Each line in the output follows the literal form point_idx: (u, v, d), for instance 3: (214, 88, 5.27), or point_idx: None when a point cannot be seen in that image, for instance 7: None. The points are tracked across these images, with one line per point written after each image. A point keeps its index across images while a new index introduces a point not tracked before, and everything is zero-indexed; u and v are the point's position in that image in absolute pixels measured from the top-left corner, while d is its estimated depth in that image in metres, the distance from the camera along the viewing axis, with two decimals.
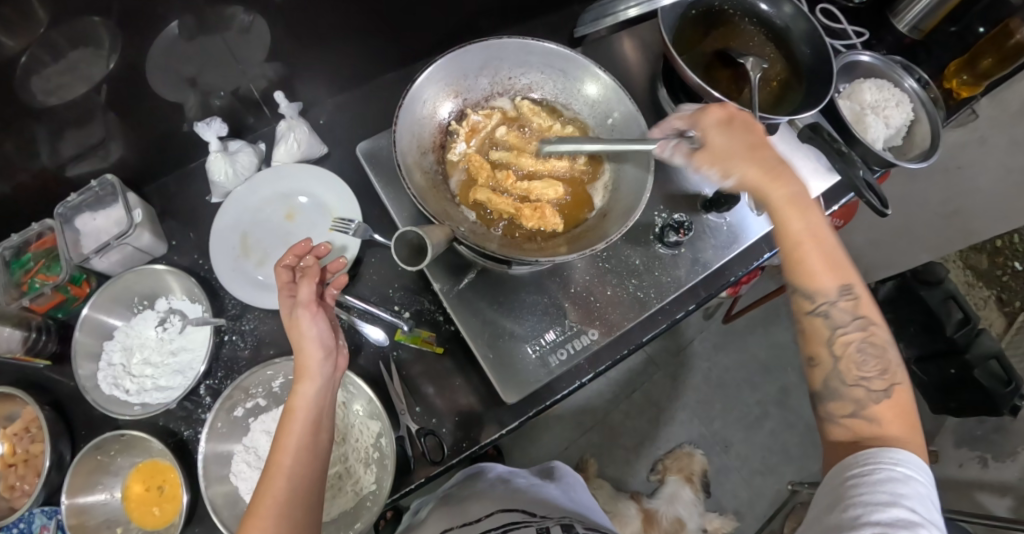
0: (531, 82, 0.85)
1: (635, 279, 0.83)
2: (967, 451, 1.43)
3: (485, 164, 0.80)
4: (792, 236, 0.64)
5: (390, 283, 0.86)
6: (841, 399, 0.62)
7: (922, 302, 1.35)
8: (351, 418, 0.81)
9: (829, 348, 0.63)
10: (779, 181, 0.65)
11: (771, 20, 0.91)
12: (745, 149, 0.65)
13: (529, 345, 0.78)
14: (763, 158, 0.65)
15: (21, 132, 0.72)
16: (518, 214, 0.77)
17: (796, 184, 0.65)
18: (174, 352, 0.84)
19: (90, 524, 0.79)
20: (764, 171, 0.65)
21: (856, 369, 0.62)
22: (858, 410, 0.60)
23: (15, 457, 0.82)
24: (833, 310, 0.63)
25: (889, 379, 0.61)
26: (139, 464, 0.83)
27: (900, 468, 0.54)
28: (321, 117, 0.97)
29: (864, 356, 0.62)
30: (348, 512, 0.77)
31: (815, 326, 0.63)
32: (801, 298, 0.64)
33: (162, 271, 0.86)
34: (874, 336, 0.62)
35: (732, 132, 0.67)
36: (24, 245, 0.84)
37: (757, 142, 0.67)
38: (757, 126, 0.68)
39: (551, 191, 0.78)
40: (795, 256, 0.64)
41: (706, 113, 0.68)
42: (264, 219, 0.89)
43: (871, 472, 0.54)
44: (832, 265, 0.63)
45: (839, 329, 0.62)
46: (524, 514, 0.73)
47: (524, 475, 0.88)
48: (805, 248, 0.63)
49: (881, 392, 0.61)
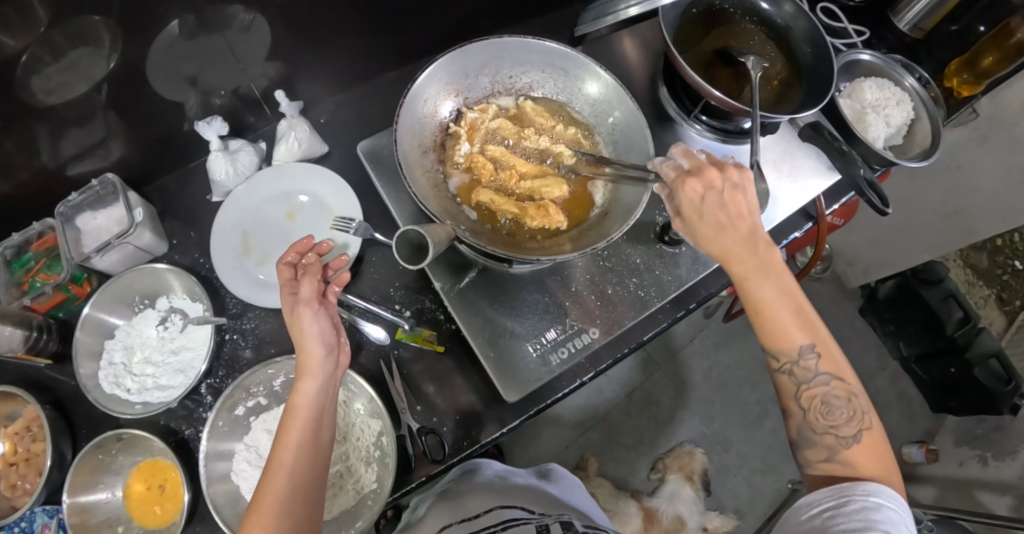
0: (531, 81, 0.85)
1: (635, 277, 0.83)
2: (967, 450, 1.42)
3: (488, 163, 0.80)
4: (758, 304, 0.62)
5: (391, 282, 0.86)
6: (815, 446, 0.62)
7: (922, 301, 1.41)
8: (352, 416, 0.81)
9: (797, 401, 0.64)
10: (743, 257, 0.62)
11: (771, 18, 0.91)
12: (715, 226, 0.62)
13: (530, 343, 0.79)
14: (732, 234, 0.62)
15: (22, 132, 0.72)
16: (522, 214, 0.78)
17: (764, 251, 0.62)
18: (175, 351, 0.85)
19: (91, 523, 0.79)
20: (734, 245, 0.62)
21: (824, 418, 0.62)
22: (832, 456, 0.61)
23: (15, 456, 0.82)
24: (797, 368, 0.62)
25: (859, 423, 0.61)
26: (139, 463, 0.83)
27: (872, 498, 0.56)
28: (322, 116, 0.97)
29: (831, 406, 0.62)
30: (348, 510, 0.77)
31: (782, 383, 0.64)
32: (768, 357, 0.64)
33: (162, 270, 0.86)
34: (839, 388, 0.62)
35: (707, 206, 0.62)
36: (26, 245, 0.84)
37: (733, 215, 0.62)
38: (737, 195, 0.62)
39: (555, 189, 0.78)
40: (761, 323, 0.63)
41: (682, 183, 0.63)
42: (264, 219, 0.89)
43: (845, 502, 0.56)
44: (800, 323, 0.62)
45: (804, 385, 0.63)
46: (524, 512, 0.73)
47: (522, 475, 0.89)
48: (770, 315, 0.62)
49: (852, 438, 0.61)
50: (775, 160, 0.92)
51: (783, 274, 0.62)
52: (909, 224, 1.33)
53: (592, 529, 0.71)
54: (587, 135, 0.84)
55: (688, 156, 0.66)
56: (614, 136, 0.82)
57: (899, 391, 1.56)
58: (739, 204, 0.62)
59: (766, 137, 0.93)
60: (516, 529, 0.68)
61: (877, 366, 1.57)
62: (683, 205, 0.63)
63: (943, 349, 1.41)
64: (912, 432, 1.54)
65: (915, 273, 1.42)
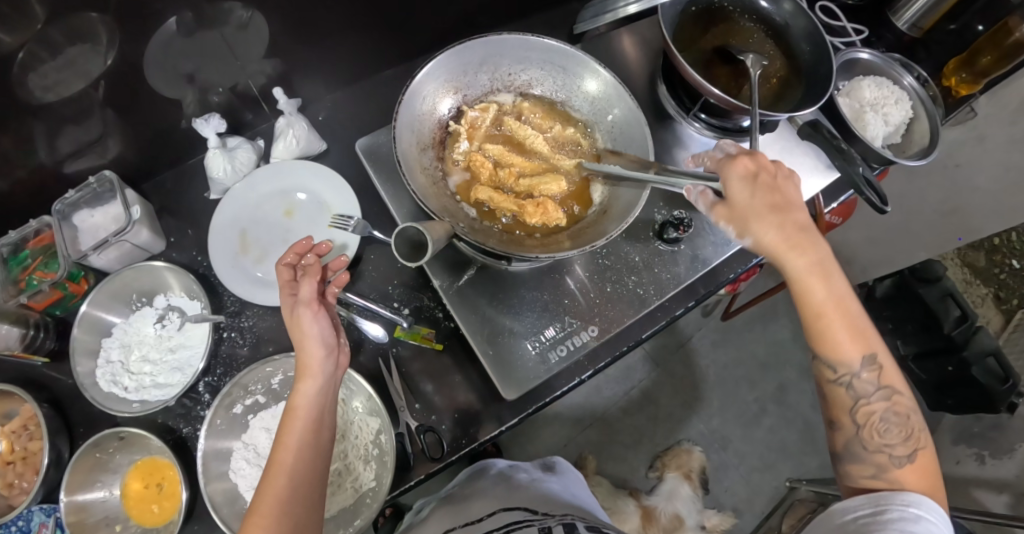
0: (530, 79, 0.84)
1: (634, 275, 0.83)
2: (965, 448, 1.43)
3: (487, 161, 0.80)
4: (813, 306, 0.63)
5: (390, 280, 0.86)
6: (863, 462, 0.63)
7: (920, 300, 1.41)
8: (351, 414, 0.81)
9: (851, 417, 0.64)
10: (802, 249, 0.63)
11: (771, 16, 0.91)
12: (772, 210, 0.62)
13: (529, 341, 0.78)
14: (785, 225, 0.63)
15: (19, 129, 0.72)
16: (521, 211, 0.77)
17: (820, 248, 0.63)
18: (173, 349, 0.84)
19: (89, 522, 0.78)
20: (786, 238, 0.63)
21: (879, 436, 0.63)
22: (879, 473, 0.62)
23: (13, 454, 0.82)
24: (856, 380, 0.63)
25: (912, 444, 0.62)
26: (138, 462, 0.83)
27: (912, 509, 0.57)
28: (320, 113, 0.97)
29: (887, 424, 0.63)
30: (348, 508, 0.77)
31: (838, 396, 0.64)
32: (825, 366, 0.64)
33: (161, 267, 0.86)
34: (898, 405, 0.63)
35: (759, 189, 0.63)
36: (22, 243, 0.83)
37: (784, 200, 0.63)
38: (784, 185, 0.64)
39: (554, 186, 0.78)
40: (817, 327, 0.63)
41: (733, 164, 0.64)
42: (263, 217, 0.89)
43: (884, 511, 0.58)
44: (855, 334, 0.63)
45: (861, 399, 0.63)
46: (527, 513, 0.73)
47: (526, 469, 0.89)
48: (827, 319, 0.63)
49: (904, 458, 0.61)
50: (774, 157, 0.93)
51: (839, 277, 0.63)
52: (908, 223, 1.33)
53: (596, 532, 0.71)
54: (586, 133, 0.84)
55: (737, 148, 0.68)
56: (614, 133, 0.82)
57: None
58: (790, 190, 0.64)
59: (765, 135, 0.93)
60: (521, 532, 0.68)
61: None
62: (732, 186, 0.63)
63: (941, 347, 1.41)
64: None
65: (913, 272, 1.42)
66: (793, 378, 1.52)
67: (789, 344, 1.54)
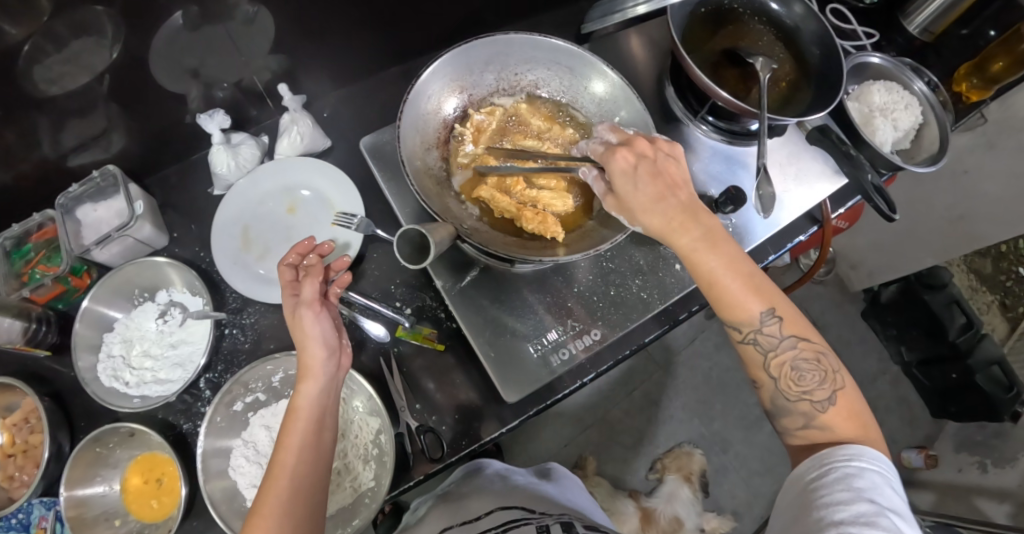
0: (537, 79, 0.83)
1: (639, 279, 0.82)
2: (966, 456, 1.41)
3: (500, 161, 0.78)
4: (707, 277, 0.61)
5: (392, 279, 0.86)
6: (790, 414, 0.62)
7: (925, 305, 1.40)
8: (351, 413, 0.80)
9: (768, 371, 0.63)
10: (687, 227, 0.61)
11: (781, 19, 0.90)
12: (652, 195, 0.61)
13: (531, 343, 0.78)
14: (668, 204, 0.61)
15: (23, 122, 0.72)
16: (518, 216, 0.76)
17: (704, 220, 0.61)
18: (174, 345, 0.84)
19: (88, 516, 0.78)
20: (672, 216, 0.61)
21: (796, 385, 0.62)
22: (808, 422, 0.61)
23: (14, 447, 0.84)
24: (760, 336, 0.62)
25: (832, 386, 0.61)
26: (137, 456, 0.83)
27: (854, 463, 0.55)
28: (325, 110, 0.97)
29: (802, 371, 0.61)
30: (346, 508, 0.76)
31: (750, 354, 0.63)
32: (730, 329, 0.63)
33: (163, 263, 0.86)
34: (807, 350, 0.62)
35: (640, 176, 0.62)
36: (26, 236, 0.84)
37: (667, 181, 0.61)
38: (664, 164, 0.62)
39: (559, 202, 0.77)
40: (716, 297, 0.62)
41: (613, 154, 0.63)
42: (266, 213, 0.88)
43: (828, 471, 0.56)
44: (755, 291, 0.61)
45: (771, 352, 0.62)
46: (523, 512, 0.73)
47: (521, 473, 0.89)
48: (723, 287, 0.61)
49: (826, 401, 0.61)
50: (781, 162, 0.92)
51: (727, 243, 0.61)
52: (914, 229, 1.32)
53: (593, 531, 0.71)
54: (591, 136, 0.82)
55: (616, 134, 0.68)
56: None
57: (899, 396, 1.56)
58: (672, 169, 0.62)
59: (773, 139, 0.92)
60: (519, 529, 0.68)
61: (877, 371, 1.57)
62: (615, 178, 0.62)
63: (945, 353, 1.41)
64: (912, 437, 1.54)
65: (919, 277, 1.41)
66: None
67: None
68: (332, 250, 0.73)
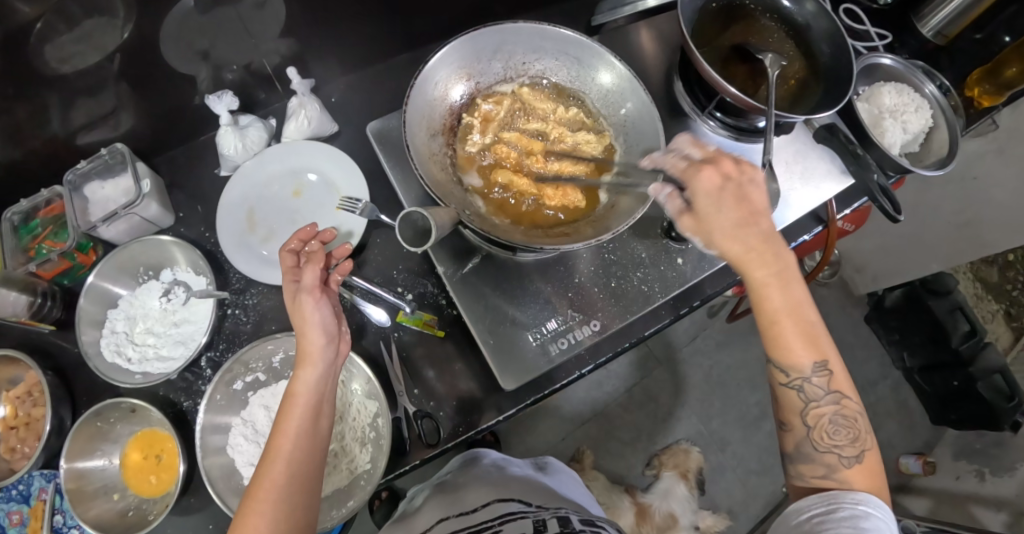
0: (545, 69, 0.82)
1: (640, 271, 0.82)
2: (965, 464, 1.41)
3: (512, 147, 0.78)
4: (770, 312, 0.62)
5: (394, 265, 0.86)
6: (813, 462, 0.63)
7: (929, 312, 1.39)
8: (350, 397, 0.80)
9: (802, 419, 0.64)
10: (765, 261, 0.61)
11: (792, 16, 0.90)
12: (736, 223, 0.60)
13: (530, 333, 0.78)
14: (750, 234, 0.61)
15: (33, 100, 0.73)
16: (540, 195, 0.76)
17: (784, 258, 0.62)
18: (177, 324, 0.85)
19: (88, 489, 0.79)
20: (749, 248, 0.61)
21: (828, 437, 0.63)
22: (830, 473, 0.62)
23: (16, 419, 0.85)
24: (806, 385, 0.63)
25: (860, 445, 0.62)
26: (138, 433, 0.83)
27: (862, 506, 0.58)
28: (333, 95, 0.97)
29: (837, 426, 0.63)
30: (341, 490, 0.76)
31: (788, 399, 0.64)
32: (776, 371, 0.64)
33: (167, 242, 0.86)
34: (846, 408, 0.63)
35: (726, 200, 0.61)
36: (33, 212, 0.86)
37: (750, 208, 0.61)
38: (752, 193, 0.62)
39: (579, 166, 0.77)
40: (772, 334, 0.63)
41: (700, 173, 0.62)
42: (271, 196, 0.89)
43: (835, 510, 0.59)
44: (808, 339, 0.62)
45: (812, 403, 0.63)
46: (521, 505, 0.73)
47: (518, 464, 0.90)
48: (781, 327, 0.62)
49: (853, 458, 0.62)
50: (787, 161, 0.92)
51: (797, 286, 0.62)
52: (921, 234, 1.31)
53: (589, 525, 0.71)
54: (595, 129, 0.81)
55: (697, 149, 0.65)
56: (624, 129, 0.79)
57: (899, 401, 1.55)
58: (758, 198, 0.62)
59: (779, 137, 0.92)
60: (518, 521, 0.69)
61: (878, 376, 1.56)
62: (700, 198, 0.61)
63: (948, 361, 1.41)
64: (910, 443, 1.53)
65: (923, 283, 1.39)
66: None
67: None
68: (334, 237, 0.73)
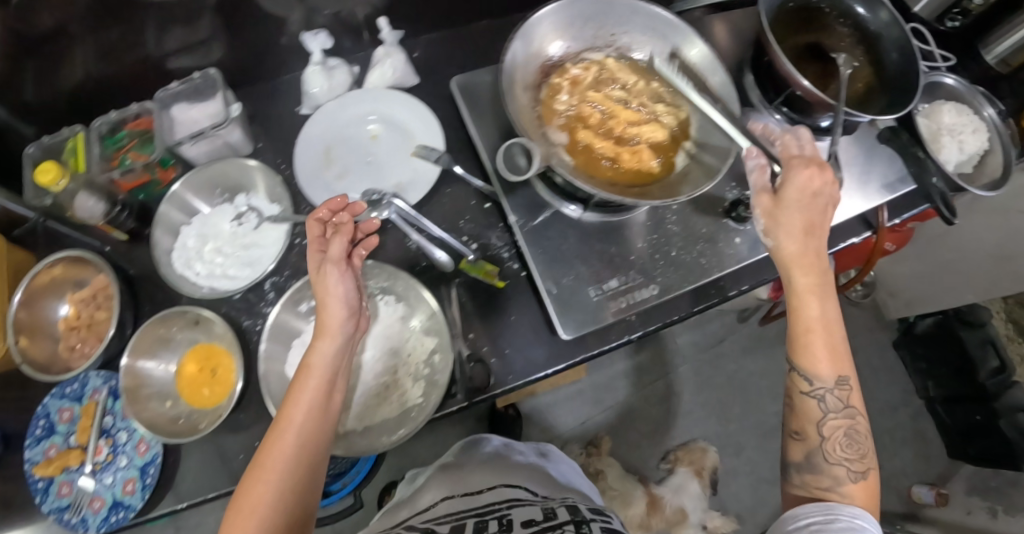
0: (631, 42, 0.85)
1: (699, 245, 0.84)
2: (976, 500, 1.38)
3: (595, 111, 0.81)
4: (804, 317, 0.67)
5: (461, 215, 0.88)
6: (820, 474, 0.64)
7: (961, 343, 1.42)
8: (406, 333, 0.82)
9: (817, 428, 0.66)
10: (811, 268, 0.68)
11: (866, 24, 0.92)
12: (805, 225, 0.67)
13: (592, 287, 0.80)
14: (813, 241, 0.68)
15: (131, 22, 0.80)
16: (617, 158, 0.78)
17: (828, 275, 0.68)
18: (246, 247, 0.88)
19: (143, 391, 0.82)
20: (805, 250, 0.68)
21: (840, 450, 0.64)
22: (835, 485, 0.63)
23: (79, 321, 0.88)
24: (827, 396, 0.65)
25: (867, 463, 0.64)
26: (195, 345, 0.86)
27: (857, 519, 0.59)
28: (415, 50, 0.99)
29: (851, 440, 0.64)
30: (389, 421, 0.77)
31: (807, 406, 0.66)
32: (800, 377, 0.66)
33: (251, 166, 0.89)
34: (860, 425, 0.65)
35: (807, 200, 0.68)
36: (122, 124, 0.89)
37: (819, 222, 0.68)
38: (831, 209, 0.69)
39: (656, 135, 0.79)
40: (801, 335, 0.67)
41: (802, 170, 0.69)
42: (349, 136, 0.92)
43: (832, 520, 0.59)
44: (835, 355, 0.66)
45: (829, 413, 0.65)
46: (526, 494, 0.77)
47: (520, 452, 0.94)
48: (812, 333, 0.67)
49: (861, 473, 0.63)
50: (850, 160, 0.94)
51: (834, 303, 0.68)
52: (958, 263, 1.32)
53: (596, 513, 0.76)
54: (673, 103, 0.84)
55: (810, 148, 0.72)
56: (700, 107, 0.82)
57: (917, 430, 1.54)
58: (830, 215, 0.69)
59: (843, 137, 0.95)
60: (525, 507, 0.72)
61: (900, 402, 1.56)
62: (792, 188, 0.68)
63: (971, 394, 1.42)
64: (924, 473, 1.52)
65: (958, 314, 1.43)
66: None
67: None
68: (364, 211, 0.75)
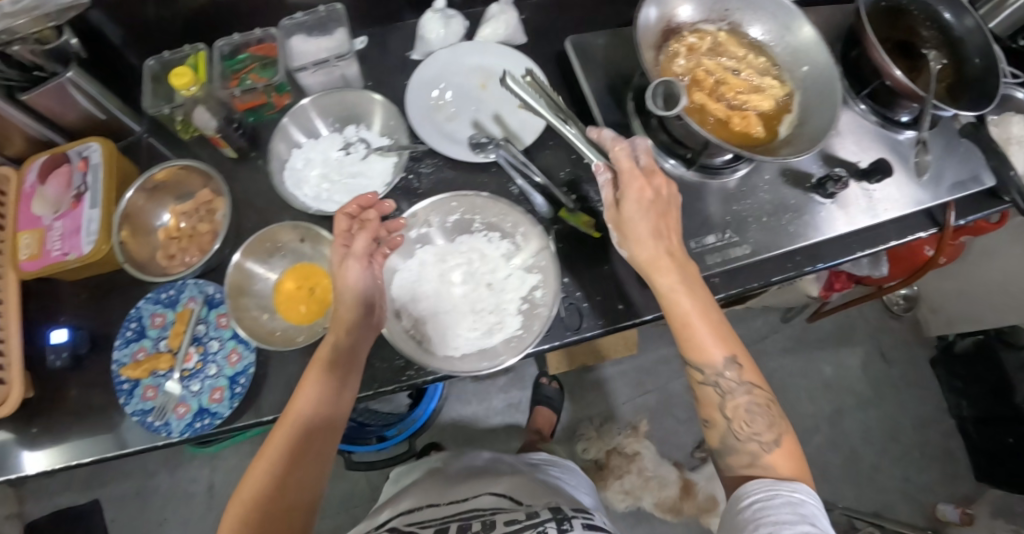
0: (745, 18, 0.89)
1: (786, 215, 0.90)
2: (1001, 522, 1.37)
3: (708, 76, 0.86)
4: (682, 314, 0.69)
5: (562, 167, 0.92)
6: (738, 452, 0.66)
7: (1000, 363, 1.43)
8: (507, 269, 0.86)
9: (722, 412, 0.68)
10: (670, 270, 0.69)
11: (950, 28, 0.96)
12: (650, 231, 0.70)
13: (691, 240, 0.87)
14: (658, 246, 0.70)
15: None
16: (727, 120, 0.83)
17: (688, 271, 0.70)
18: (353, 175, 0.90)
19: (246, 299, 0.86)
20: (660, 255, 0.70)
21: (746, 425, 0.66)
22: (754, 460, 0.65)
23: (179, 231, 0.91)
24: (721, 380, 0.68)
25: (777, 430, 0.66)
26: (296, 263, 0.90)
27: (798, 493, 0.60)
28: (523, 11, 1.02)
29: (754, 414, 0.67)
30: (486, 349, 0.81)
31: (707, 394, 0.69)
32: (693, 368, 0.69)
33: (377, 101, 0.92)
34: (760, 397, 0.67)
35: (648, 211, 0.70)
36: (244, 47, 0.92)
37: (660, 209, 0.71)
38: (666, 206, 0.72)
39: (764, 104, 0.84)
40: (685, 334, 0.69)
41: (631, 177, 0.70)
42: (459, 83, 0.95)
43: (773, 495, 0.61)
44: (722, 337, 0.68)
45: (727, 395, 0.68)
46: (507, 501, 0.85)
47: (507, 461, 1.04)
48: (693, 329, 0.68)
49: (773, 443, 0.65)
50: (937, 154, 0.97)
51: (710, 300, 0.70)
52: (1005, 284, 1.34)
53: (579, 512, 0.82)
54: (780, 78, 0.88)
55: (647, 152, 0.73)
56: (803, 84, 0.86)
57: (945, 448, 1.57)
58: (672, 216, 0.72)
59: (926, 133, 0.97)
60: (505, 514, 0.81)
61: (931, 418, 1.59)
62: (631, 198, 0.70)
63: (1008, 416, 1.43)
64: (949, 493, 1.53)
65: (998, 335, 1.44)
66: (852, 405, 1.59)
67: (856, 373, 1.62)
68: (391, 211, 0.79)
